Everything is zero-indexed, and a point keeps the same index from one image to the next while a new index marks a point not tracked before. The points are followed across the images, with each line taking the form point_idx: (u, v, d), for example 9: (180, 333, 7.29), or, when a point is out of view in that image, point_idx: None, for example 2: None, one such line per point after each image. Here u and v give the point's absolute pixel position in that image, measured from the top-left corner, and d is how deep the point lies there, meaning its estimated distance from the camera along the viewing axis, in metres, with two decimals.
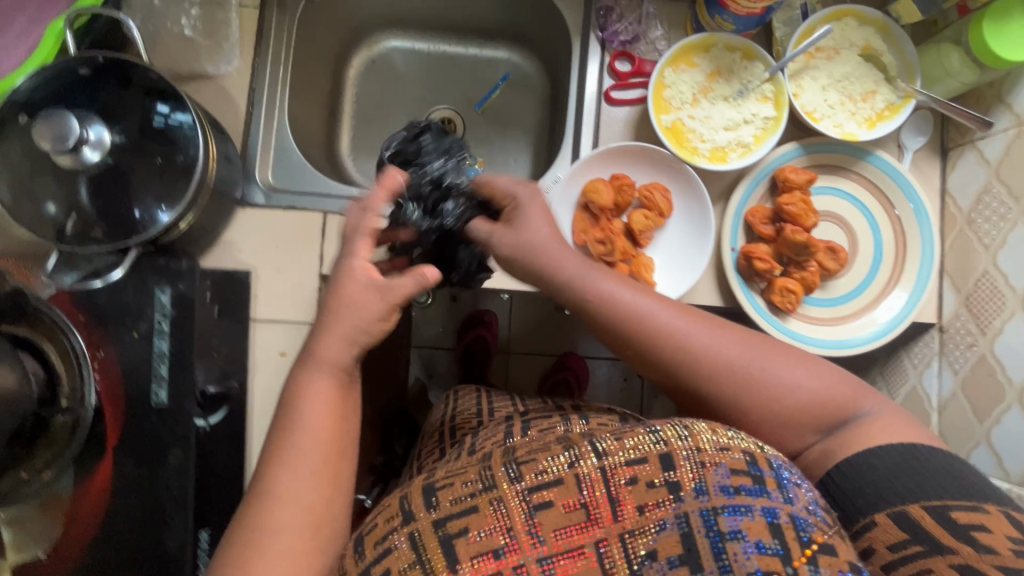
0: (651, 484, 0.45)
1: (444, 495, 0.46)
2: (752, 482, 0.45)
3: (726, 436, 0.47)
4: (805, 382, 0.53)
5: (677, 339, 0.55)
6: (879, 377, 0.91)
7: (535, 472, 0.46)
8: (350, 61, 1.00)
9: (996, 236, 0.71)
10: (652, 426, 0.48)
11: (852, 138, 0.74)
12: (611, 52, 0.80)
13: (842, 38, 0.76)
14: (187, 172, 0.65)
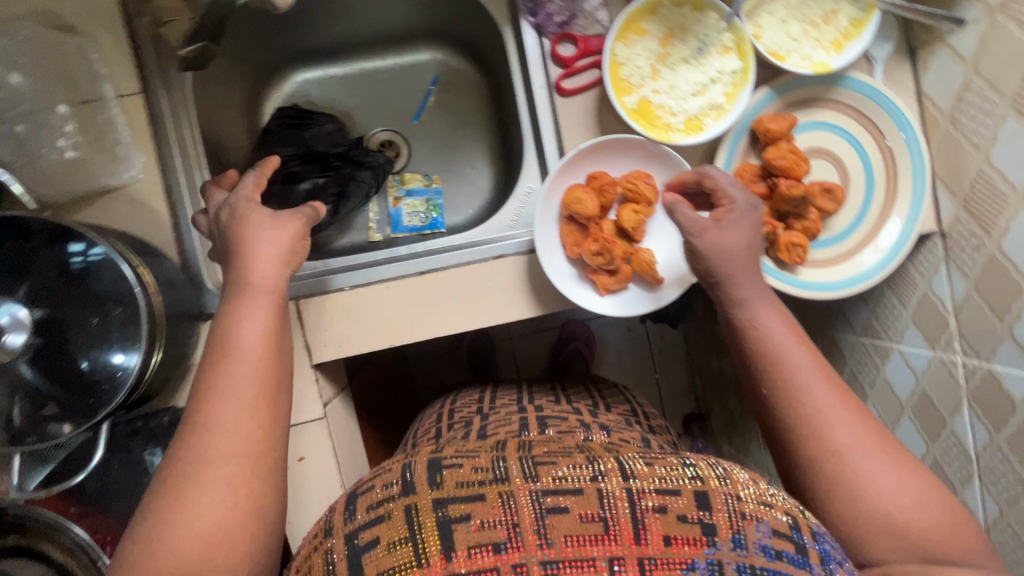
0: (683, 518, 0.46)
1: (450, 475, 0.49)
2: (796, 549, 0.45)
3: (766, 492, 0.48)
4: (895, 496, 0.50)
5: (802, 399, 0.55)
6: (887, 289, 0.92)
7: (552, 476, 0.48)
8: (263, 110, 0.89)
9: (985, 134, 0.69)
10: (688, 462, 0.51)
11: (824, 68, 0.70)
12: (550, 37, 0.72)
13: None
14: (132, 315, 0.56)
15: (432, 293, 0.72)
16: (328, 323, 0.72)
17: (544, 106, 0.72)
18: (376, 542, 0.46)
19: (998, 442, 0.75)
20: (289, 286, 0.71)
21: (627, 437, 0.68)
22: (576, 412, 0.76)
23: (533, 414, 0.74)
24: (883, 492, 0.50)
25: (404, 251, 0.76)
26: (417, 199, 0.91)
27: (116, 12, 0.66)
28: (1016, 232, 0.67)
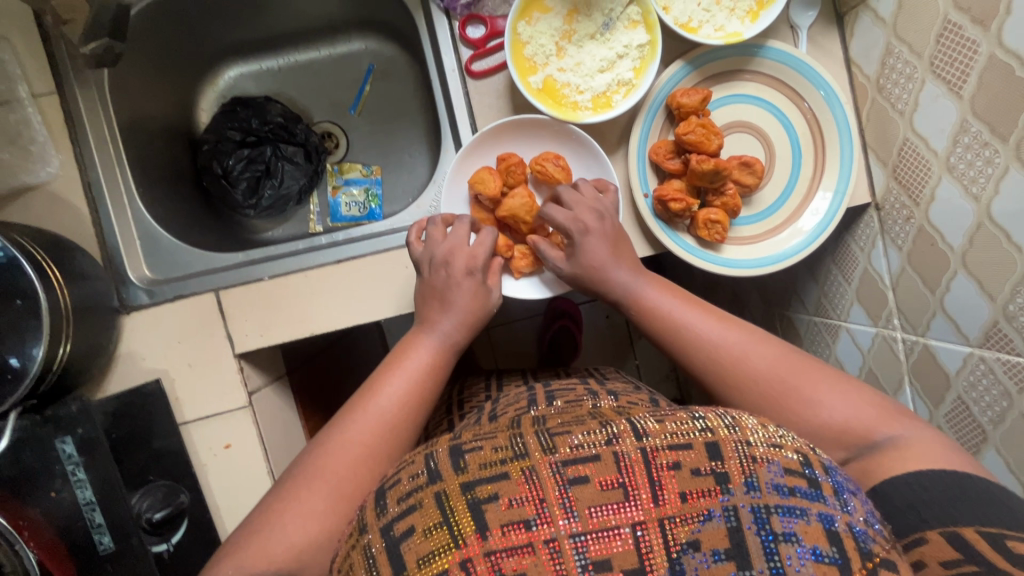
0: (698, 471, 0.39)
1: (472, 457, 0.41)
2: (809, 484, 0.39)
3: (775, 432, 0.42)
4: (834, 407, 0.51)
5: (714, 354, 0.56)
6: (833, 267, 0.90)
7: (569, 443, 0.41)
8: (198, 105, 0.90)
9: (908, 99, 0.66)
10: (696, 416, 0.44)
11: (736, 38, 0.68)
12: (459, 19, 0.71)
13: None
14: (34, 310, 0.60)
15: (348, 282, 0.73)
16: (247, 315, 0.72)
17: (454, 92, 0.71)
18: (412, 531, 0.38)
19: (936, 418, 0.72)
20: (210, 278, 0.72)
21: (636, 400, 0.62)
22: (586, 384, 0.69)
23: (541, 388, 0.68)
24: (820, 409, 0.51)
25: (323, 240, 0.77)
26: (355, 189, 0.92)
27: (28, 14, 0.68)
28: (940, 202, 0.65)
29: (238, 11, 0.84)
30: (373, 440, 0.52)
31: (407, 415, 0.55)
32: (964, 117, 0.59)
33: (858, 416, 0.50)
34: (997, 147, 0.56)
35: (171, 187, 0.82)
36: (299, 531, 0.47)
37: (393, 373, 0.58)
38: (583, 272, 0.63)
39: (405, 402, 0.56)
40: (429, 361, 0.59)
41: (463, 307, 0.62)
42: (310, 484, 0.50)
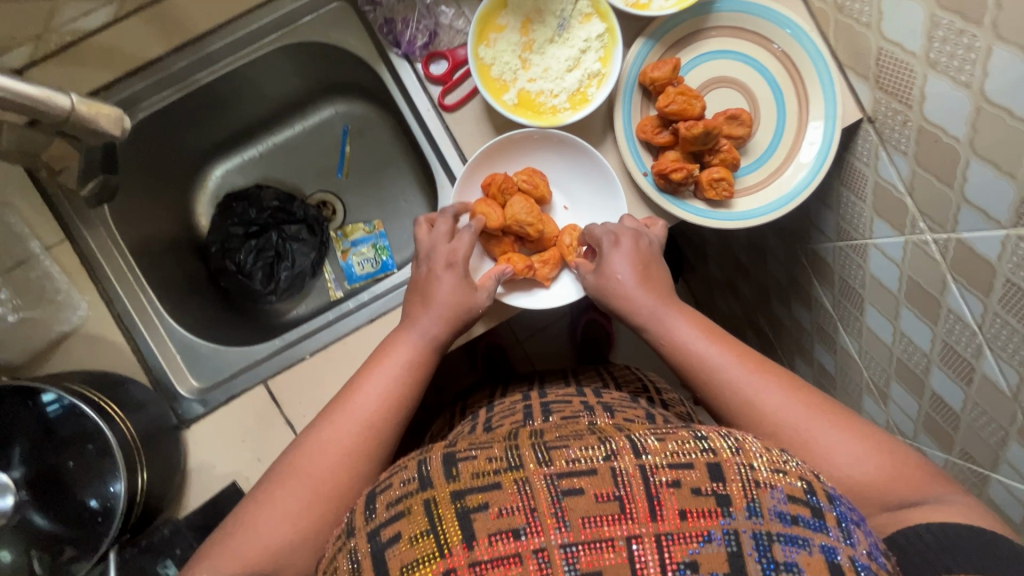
0: (697, 491, 0.41)
1: (466, 467, 0.43)
2: (812, 513, 0.41)
3: (779, 458, 0.45)
4: (843, 453, 0.52)
5: (737, 392, 0.57)
6: (844, 187, 0.90)
7: (565, 458, 0.43)
8: (195, 211, 0.91)
9: (871, 11, 0.67)
10: (699, 435, 0.46)
11: (689, 1, 0.69)
12: (420, 60, 0.72)
13: None
14: (106, 449, 0.62)
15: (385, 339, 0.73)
16: (299, 396, 0.73)
17: (434, 129, 0.72)
18: (398, 537, 0.40)
19: (992, 307, 0.71)
20: (252, 372, 0.74)
21: (632, 416, 0.62)
22: (581, 394, 0.69)
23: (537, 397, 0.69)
24: (833, 455, 0.52)
25: (351, 304, 0.78)
26: (363, 247, 0.94)
27: (22, 174, 0.71)
28: (933, 99, 0.65)
29: (213, 115, 0.84)
30: (349, 441, 0.54)
31: (384, 416, 0.56)
32: (932, 13, 0.60)
33: (863, 464, 0.51)
34: (975, 32, 0.56)
35: (190, 296, 0.84)
36: (274, 530, 0.49)
37: (368, 376, 0.59)
38: (604, 286, 0.65)
39: (378, 403, 0.57)
40: (406, 363, 0.60)
41: (443, 307, 0.62)
42: (285, 485, 0.51)
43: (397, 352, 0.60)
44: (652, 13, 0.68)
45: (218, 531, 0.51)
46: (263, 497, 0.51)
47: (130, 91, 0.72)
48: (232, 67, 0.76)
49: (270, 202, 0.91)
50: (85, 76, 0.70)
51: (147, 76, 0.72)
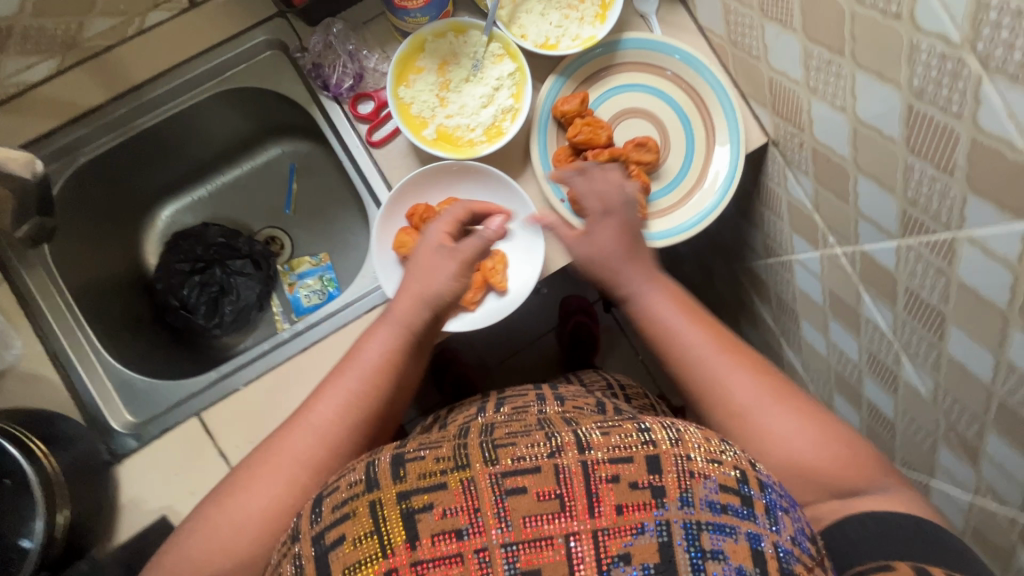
0: (635, 485, 0.45)
1: (413, 467, 0.45)
2: (740, 502, 0.45)
3: (716, 447, 0.48)
4: (795, 440, 0.55)
5: (708, 375, 0.60)
6: (766, 208, 0.94)
7: (511, 456, 0.46)
8: (144, 252, 0.93)
9: (758, 45, 0.72)
10: (643, 427, 0.49)
11: (593, 41, 0.74)
12: (348, 101, 0.77)
13: None
14: (27, 487, 0.62)
15: (318, 366, 0.75)
16: (233, 427, 0.74)
17: (363, 166, 0.77)
18: (341, 540, 0.43)
19: (899, 314, 0.74)
20: (188, 403, 0.76)
21: (580, 404, 0.64)
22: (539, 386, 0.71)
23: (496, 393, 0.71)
24: (786, 439, 0.55)
25: (286, 334, 0.80)
26: (309, 279, 0.97)
27: None
28: (820, 122, 0.70)
29: (160, 160, 0.88)
30: (313, 456, 0.56)
31: (342, 429, 0.57)
32: (804, 45, 0.65)
33: (815, 450, 0.55)
34: (840, 61, 0.62)
35: (134, 333, 0.85)
36: (238, 534, 0.52)
37: (331, 389, 0.60)
38: (596, 255, 0.67)
39: (338, 412, 0.58)
40: (368, 374, 0.60)
41: (401, 318, 0.63)
42: (246, 489, 0.54)
43: (359, 360, 0.61)
44: (559, 53, 0.73)
45: (183, 532, 0.54)
46: (224, 503, 0.54)
47: (70, 138, 0.76)
48: (172, 112, 0.80)
49: (216, 239, 0.94)
50: (27, 124, 0.74)
51: (88, 123, 0.76)
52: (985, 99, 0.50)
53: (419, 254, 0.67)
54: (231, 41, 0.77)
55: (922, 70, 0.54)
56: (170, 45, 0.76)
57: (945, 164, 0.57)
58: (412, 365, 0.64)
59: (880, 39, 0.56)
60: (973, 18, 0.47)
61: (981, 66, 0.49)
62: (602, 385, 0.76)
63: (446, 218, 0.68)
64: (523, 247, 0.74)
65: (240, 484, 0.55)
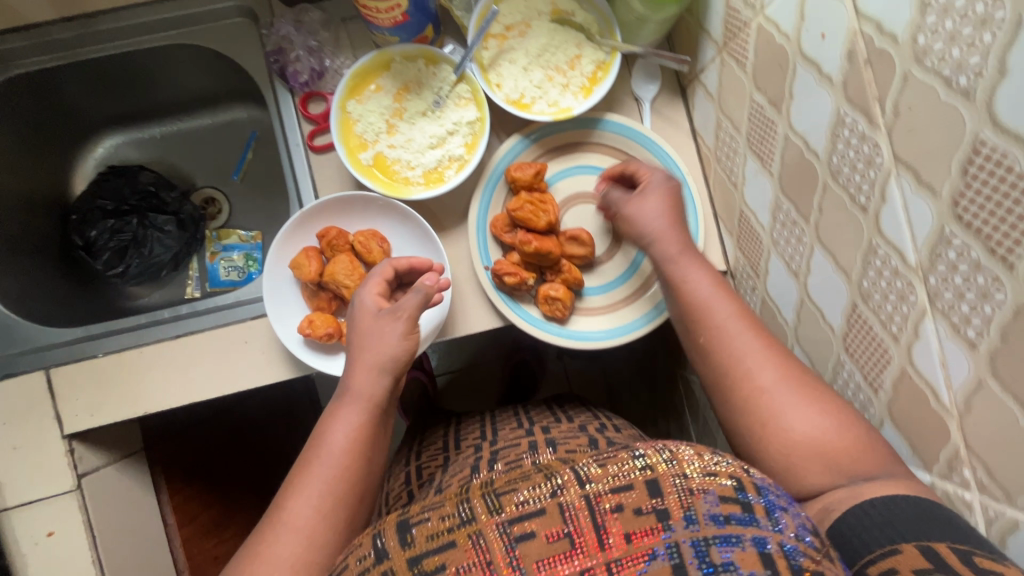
0: (639, 511, 0.42)
1: (421, 529, 0.42)
2: (742, 509, 0.42)
3: (710, 459, 0.44)
4: (802, 422, 0.51)
5: (726, 351, 0.56)
6: None
7: (514, 501, 0.42)
8: (74, 176, 0.89)
9: (737, 174, 0.65)
10: (636, 451, 0.45)
11: (568, 113, 0.68)
12: (300, 96, 0.71)
13: (527, 9, 0.69)
14: None
15: (183, 358, 0.70)
16: (78, 395, 0.69)
17: (295, 164, 0.70)
18: None
19: None
20: (43, 354, 0.71)
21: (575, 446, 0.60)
22: (528, 434, 0.64)
23: (490, 436, 0.67)
24: (791, 428, 0.51)
25: (168, 313, 0.74)
26: (234, 254, 0.90)
27: None
28: (774, 277, 0.63)
29: (114, 89, 0.83)
30: (292, 557, 0.48)
31: (324, 521, 0.51)
32: (777, 195, 0.58)
33: (828, 436, 0.50)
34: (803, 226, 0.55)
35: (31, 258, 0.80)
36: None
37: (299, 485, 0.52)
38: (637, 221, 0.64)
39: (312, 513, 0.51)
40: (340, 459, 0.54)
41: (362, 392, 0.57)
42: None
43: (321, 456, 0.54)
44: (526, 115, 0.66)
45: None
46: None
47: (6, 46, 0.73)
48: (117, 50, 0.75)
49: (149, 188, 0.90)
50: None
51: (28, 38, 0.73)
52: (924, 335, 0.43)
53: (355, 327, 0.60)
54: None
55: (873, 275, 0.47)
56: None
57: (872, 378, 0.51)
58: (382, 441, 0.58)
59: (843, 224, 0.49)
60: (932, 249, 0.41)
61: (927, 299, 0.42)
62: (589, 420, 0.69)
63: (374, 277, 0.62)
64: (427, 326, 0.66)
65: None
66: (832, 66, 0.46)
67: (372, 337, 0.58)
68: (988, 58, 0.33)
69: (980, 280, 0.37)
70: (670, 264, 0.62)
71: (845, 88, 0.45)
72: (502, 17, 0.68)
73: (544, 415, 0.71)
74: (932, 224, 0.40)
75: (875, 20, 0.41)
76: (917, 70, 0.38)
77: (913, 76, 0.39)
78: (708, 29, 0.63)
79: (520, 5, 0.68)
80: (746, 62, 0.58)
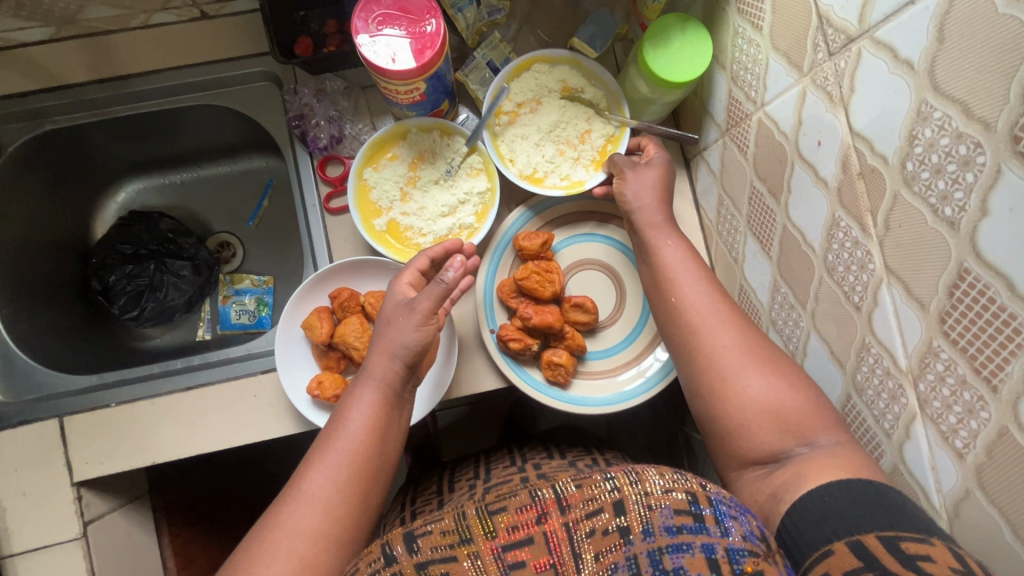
0: (605, 531, 0.43)
1: (425, 540, 0.44)
2: (695, 520, 0.43)
3: (671, 474, 0.45)
4: (759, 388, 0.52)
5: (694, 328, 0.57)
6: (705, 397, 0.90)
7: (508, 524, 0.44)
8: (96, 219, 0.92)
9: (738, 250, 0.68)
10: (606, 471, 0.46)
11: (579, 186, 0.70)
12: (318, 160, 0.74)
13: (538, 86, 0.71)
14: None
15: (193, 409, 0.72)
16: (88, 442, 0.71)
17: (311, 227, 0.73)
18: None
19: None
20: (58, 402, 0.73)
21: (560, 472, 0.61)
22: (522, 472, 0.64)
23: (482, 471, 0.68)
24: (749, 390, 0.52)
25: (180, 363, 0.78)
26: (246, 298, 0.91)
27: None
28: None
29: (138, 138, 0.86)
30: (307, 530, 0.48)
31: (338, 494, 0.50)
32: (775, 277, 0.60)
33: (781, 394, 0.52)
34: (800, 311, 0.57)
35: (51, 303, 0.83)
36: None
37: (315, 459, 0.52)
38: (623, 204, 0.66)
39: (329, 486, 0.51)
40: (358, 436, 0.53)
41: (376, 374, 0.56)
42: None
43: (341, 431, 0.54)
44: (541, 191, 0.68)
45: None
46: None
47: (40, 105, 0.76)
48: (152, 108, 0.80)
49: (167, 233, 0.92)
50: (7, 80, 0.74)
51: (60, 96, 0.76)
52: (915, 436, 0.45)
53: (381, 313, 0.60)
54: (227, 61, 0.77)
55: (866, 370, 0.49)
56: (165, 46, 0.76)
57: None
58: (400, 418, 0.57)
59: (838, 316, 0.51)
60: (921, 358, 0.42)
61: (917, 404, 0.44)
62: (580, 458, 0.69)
63: (408, 269, 0.61)
64: (430, 388, 0.67)
65: (251, 561, 0.47)
66: (828, 170, 0.48)
67: (399, 320, 0.58)
68: (971, 197, 0.35)
69: (966, 396, 0.39)
70: (650, 229, 0.64)
71: (839, 193, 0.47)
72: (514, 95, 0.71)
73: (537, 452, 0.72)
74: (921, 335, 0.42)
75: (867, 139, 0.43)
76: (906, 192, 0.41)
77: (902, 197, 0.41)
78: (712, 112, 0.67)
79: (531, 82, 0.71)
80: (747, 150, 0.61)
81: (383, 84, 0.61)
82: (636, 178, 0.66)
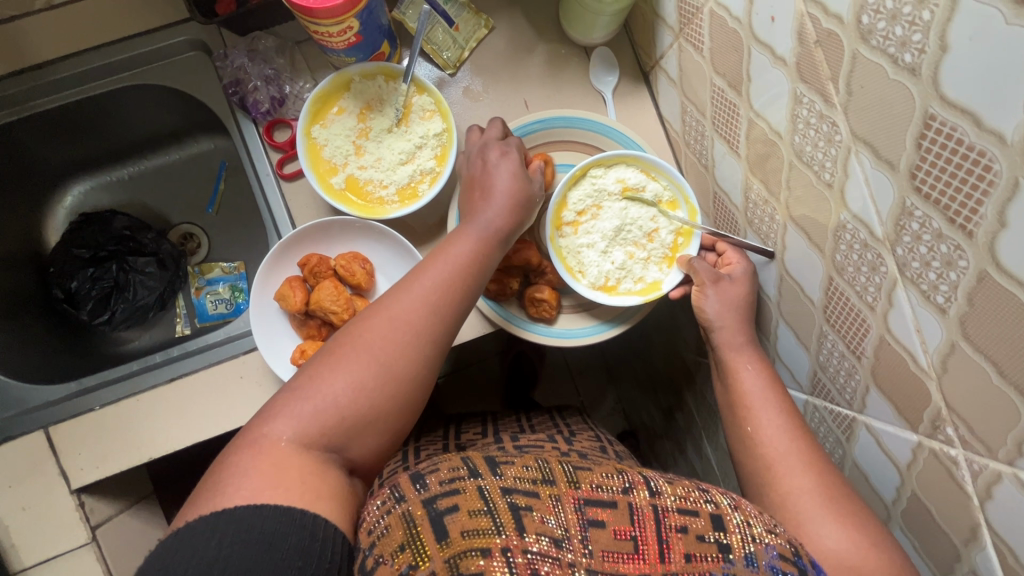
0: (702, 538, 0.42)
1: (508, 469, 0.43)
2: (799, 571, 0.41)
3: (773, 523, 0.45)
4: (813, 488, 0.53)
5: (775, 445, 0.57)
6: (684, 321, 0.91)
7: (592, 483, 0.44)
8: (46, 227, 0.88)
9: (707, 157, 0.66)
10: (703, 489, 0.46)
11: (655, 288, 0.67)
12: (264, 126, 0.71)
13: (596, 193, 0.67)
14: None
15: (180, 401, 0.70)
16: (79, 449, 0.69)
17: (268, 196, 0.70)
18: (456, 508, 0.40)
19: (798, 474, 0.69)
20: (41, 413, 0.71)
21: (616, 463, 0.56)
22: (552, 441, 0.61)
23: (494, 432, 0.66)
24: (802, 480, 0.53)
25: (160, 356, 0.75)
26: (219, 287, 0.88)
27: None
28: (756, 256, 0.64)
29: (73, 134, 0.82)
30: (417, 321, 0.52)
31: (456, 293, 0.54)
32: (747, 175, 0.59)
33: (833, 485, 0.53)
34: (774, 204, 0.56)
35: (14, 316, 0.80)
36: (367, 378, 0.48)
37: (427, 267, 0.55)
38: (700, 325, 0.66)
39: (450, 281, 0.54)
40: (473, 252, 0.57)
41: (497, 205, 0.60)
42: (338, 365, 0.48)
43: (448, 253, 0.56)
44: (615, 302, 0.66)
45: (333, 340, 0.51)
46: (367, 329, 0.50)
47: None
48: (75, 96, 0.75)
49: (124, 231, 0.89)
50: None
51: None
52: (897, 302, 0.45)
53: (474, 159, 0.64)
54: (149, 34, 0.73)
55: (845, 248, 0.48)
56: (77, 27, 0.71)
57: (854, 346, 0.52)
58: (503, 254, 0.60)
59: (812, 200, 0.50)
60: (896, 222, 0.42)
61: (897, 269, 0.43)
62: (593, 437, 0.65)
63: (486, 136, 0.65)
64: None
65: (375, 314, 0.52)
66: (784, 47, 0.46)
67: (482, 168, 0.62)
68: (930, 37, 0.34)
69: (943, 249, 0.39)
70: (731, 350, 0.64)
71: (799, 69, 0.46)
72: (573, 204, 0.67)
73: (547, 424, 0.69)
74: (895, 197, 0.41)
75: (819, 2, 0.41)
76: (864, 50, 0.39)
77: (861, 54, 0.39)
78: (663, 15, 0.64)
79: (589, 189, 0.67)
80: (703, 47, 0.58)
81: (313, 27, 0.57)
82: (718, 294, 0.63)
